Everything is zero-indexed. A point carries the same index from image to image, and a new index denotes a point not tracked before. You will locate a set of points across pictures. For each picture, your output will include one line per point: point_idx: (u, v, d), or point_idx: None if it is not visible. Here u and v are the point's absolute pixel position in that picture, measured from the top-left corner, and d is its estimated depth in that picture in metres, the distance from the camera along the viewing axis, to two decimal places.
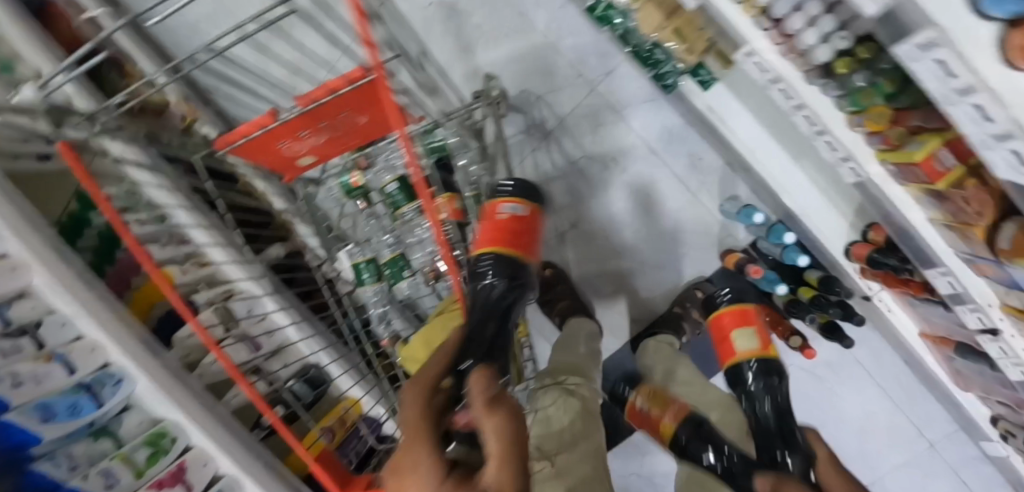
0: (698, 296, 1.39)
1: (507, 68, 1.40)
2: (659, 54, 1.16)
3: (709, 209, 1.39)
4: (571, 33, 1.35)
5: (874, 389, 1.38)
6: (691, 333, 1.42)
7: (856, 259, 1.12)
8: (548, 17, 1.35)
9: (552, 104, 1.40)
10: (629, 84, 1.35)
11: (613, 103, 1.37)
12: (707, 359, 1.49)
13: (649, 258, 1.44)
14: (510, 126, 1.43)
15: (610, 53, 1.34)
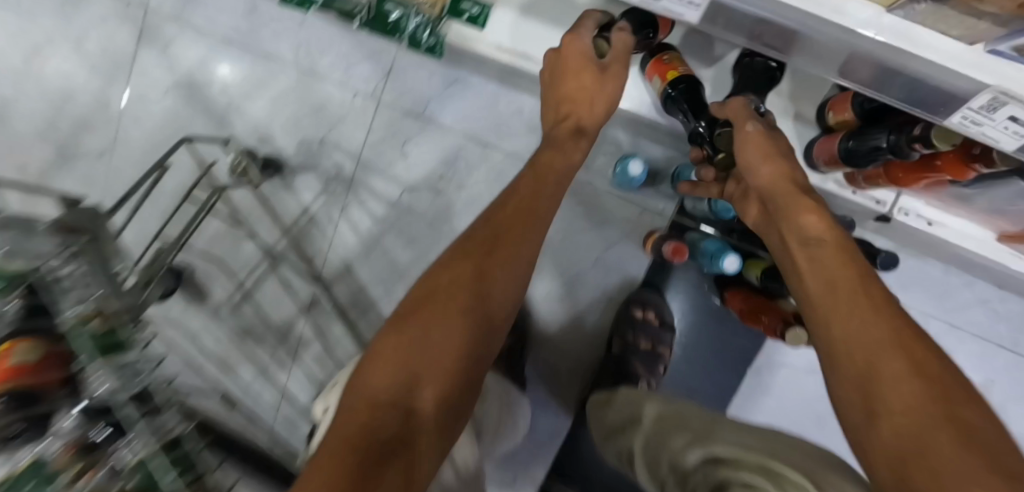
0: (638, 315, 0.90)
1: (277, 124, 1.04)
2: (392, 12, 0.76)
3: (596, 190, 0.94)
4: (328, 49, 0.99)
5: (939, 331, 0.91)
6: (650, 374, 0.88)
7: (826, 164, 0.64)
8: (293, 43, 1.01)
9: (345, 143, 1.01)
10: (415, 74, 0.97)
11: (414, 108, 0.98)
12: (704, 395, 0.97)
13: (553, 287, 0.97)
14: (306, 193, 1.05)
15: (380, 48, 0.97)
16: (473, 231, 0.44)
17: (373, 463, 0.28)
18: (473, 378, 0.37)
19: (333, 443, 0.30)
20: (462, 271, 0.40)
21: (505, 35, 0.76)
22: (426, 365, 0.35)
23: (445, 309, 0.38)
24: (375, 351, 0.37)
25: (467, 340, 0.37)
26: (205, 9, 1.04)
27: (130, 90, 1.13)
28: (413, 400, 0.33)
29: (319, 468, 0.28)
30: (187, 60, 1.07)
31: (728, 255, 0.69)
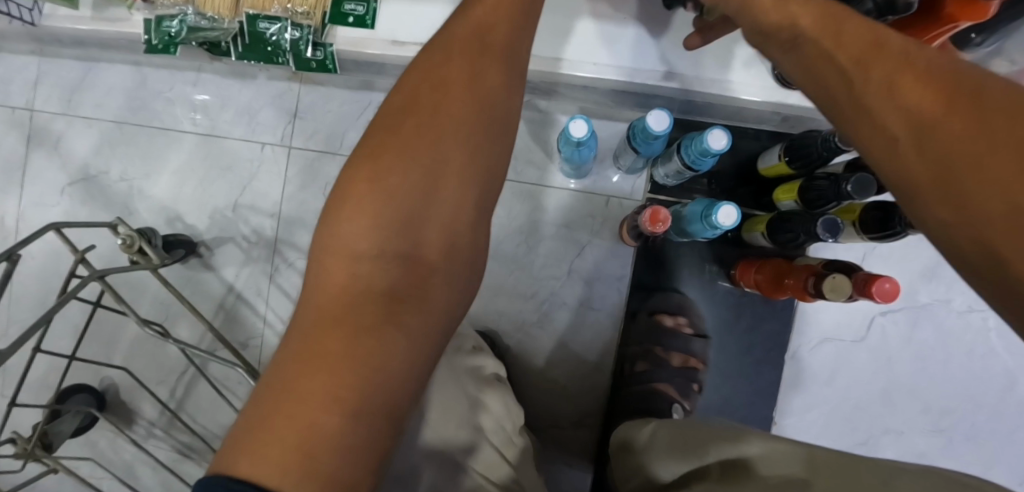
0: (667, 323, 0.75)
1: (184, 199, 0.91)
2: (266, 30, 0.67)
3: (553, 185, 0.80)
4: (228, 105, 0.90)
5: None
6: (684, 397, 0.73)
7: None
8: (189, 108, 0.91)
9: (263, 202, 0.88)
10: (327, 107, 0.86)
11: (331, 144, 0.86)
12: (742, 399, 0.78)
13: (533, 310, 0.80)
14: (227, 268, 0.89)
15: (284, 91, 0.88)
16: (412, 84, 0.45)
17: (366, 325, 0.36)
18: (450, 222, 0.43)
19: (328, 310, 0.37)
20: (406, 128, 0.43)
21: (403, 28, 0.66)
22: (394, 221, 0.41)
23: (401, 168, 0.41)
24: (336, 217, 0.41)
25: (431, 197, 0.42)
26: (93, 95, 0.94)
27: (23, 199, 0.96)
28: (393, 255, 0.40)
29: (321, 336, 0.36)
30: (78, 154, 0.95)
31: (722, 204, 0.53)
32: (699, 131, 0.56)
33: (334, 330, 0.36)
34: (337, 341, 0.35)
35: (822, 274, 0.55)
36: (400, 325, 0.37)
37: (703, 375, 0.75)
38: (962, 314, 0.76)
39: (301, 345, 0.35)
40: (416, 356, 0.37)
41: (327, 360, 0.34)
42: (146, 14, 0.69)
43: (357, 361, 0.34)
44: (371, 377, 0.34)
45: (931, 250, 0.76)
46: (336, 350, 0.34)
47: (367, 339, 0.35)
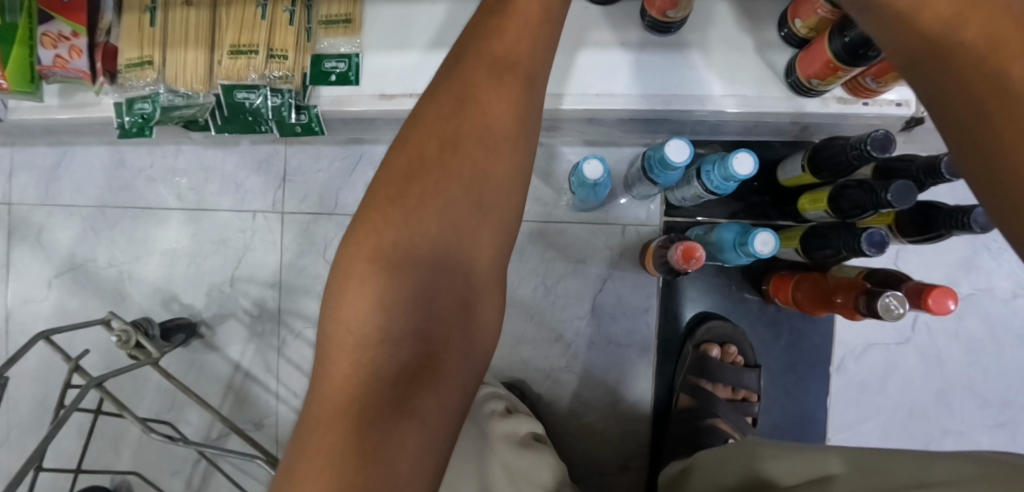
0: (716, 354, 0.70)
1: (178, 278, 0.86)
2: (244, 100, 0.64)
3: (563, 220, 0.76)
4: (214, 175, 0.85)
5: None
6: (739, 431, 0.69)
7: (821, 81, 0.51)
8: (173, 183, 0.87)
9: (261, 272, 0.84)
10: (316, 166, 0.82)
11: (325, 204, 0.82)
12: (789, 419, 0.74)
13: (559, 354, 0.76)
14: (231, 346, 0.84)
15: (269, 154, 0.84)
16: (420, 126, 0.40)
17: (377, 419, 0.32)
18: (465, 284, 0.39)
19: (336, 402, 0.34)
20: (413, 181, 0.38)
21: (388, 80, 0.63)
22: (403, 298, 0.37)
23: (411, 233, 0.38)
24: (342, 293, 0.37)
25: (444, 262, 0.38)
26: (71, 182, 0.90)
27: (10, 297, 0.91)
28: (401, 333, 0.36)
29: (328, 432, 0.32)
30: (62, 243, 0.90)
31: (759, 231, 0.49)
32: (719, 155, 0.52)
33: (345, 426, 0.32)
34: (345, 435, 0.32)
35: (873, 292, 0.49)
36: (416, 414, 0.33)
37: (756, 407, 0.71)
38: (1008, 300, 0.72)
39: (307, 446, 0.32)
40: (434, 448, 0.32)
41: (335, 463, 0.30)
42: (115, 97, 0.66)
43: (369, 461, 0.30)
44: (383, 485, 0.29)
45: (966, 238, 0.72)
46: (346, 449, 0.31)
47: (375, 433, 0.31)
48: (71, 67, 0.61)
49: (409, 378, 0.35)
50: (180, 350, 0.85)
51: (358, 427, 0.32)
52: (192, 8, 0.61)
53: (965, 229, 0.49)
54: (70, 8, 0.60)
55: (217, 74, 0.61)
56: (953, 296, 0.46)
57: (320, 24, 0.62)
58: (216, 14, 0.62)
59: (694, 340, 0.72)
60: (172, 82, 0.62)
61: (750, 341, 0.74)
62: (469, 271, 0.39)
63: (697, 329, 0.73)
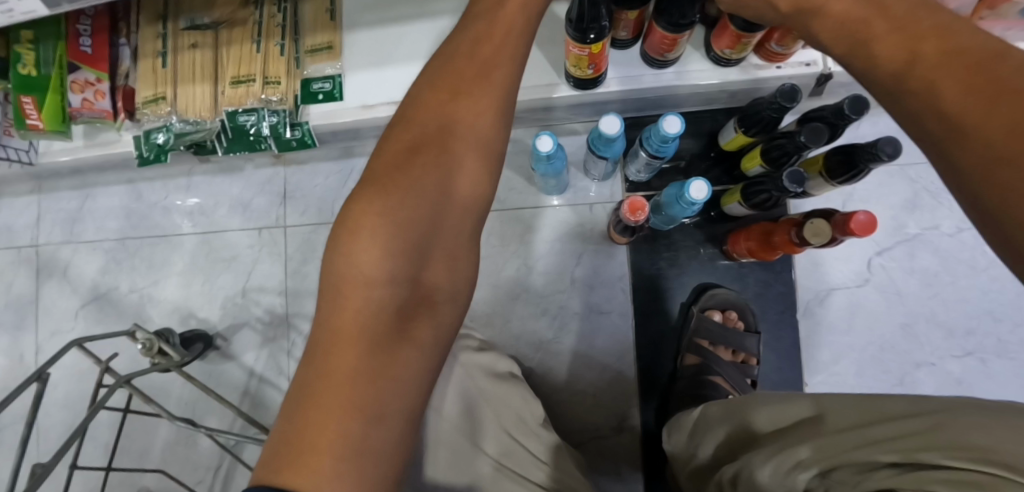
0: (719, 319, 0.75)
1: (194, 296, 0.94)
2: (246, 122, 0.74)
3: (537, 205, 0.83)
4: (221, 199, 0.94)
5: None
6: (739, 389, 0.73)
7: (733, 53, 0.60)
8: (186, 211, 0.96)
9: (269, 281, 0.91)
10: (313, 180, 0.91)
11: (324, 215, 0.91)
12: (768, 367, 0.78)
13: (546, 328, 0.82)
14: (246, 353, 0.90)
15: (270, 176, 0.93)
16: (423, 105, 0.41)
17: (385, 348, 0.34)
18: (459, 236, 0.41)
19: (340, 334, 0.34)
20: (423, 145, 0.40)
21: (369, 92, 0.72)
22: (408, 246, 0.37)
23: (420, 185, 0.39)
24: (348, 239, 0.36)
25: (443, 213, 0.39)
26: (93, 220, 0.99)
27: (40, 331, 0.99)
28: (405, 277, 0.36)
29: (338, 358, 0.32)
30: (87, 276, 0.98)
31: (693, 181, 0.57)
32: (654, 123, 0.60)
33: (354, 353, 0.33)
34: (356, 360, 0.33)
35: (802, 224, 0.58)
36: (415, 345, 0.35)
37: (756, 369, 0.75)
38: (953, 235, 0.78)
39: (315, 371, 0.32)
40: (428, 376, 0.36)
41: (348, 382, 0.32)
42: (134, 131, 0.77)
43: (379, 379, 0.32)
44: (389, 398, 0.32)
45: (905, 182, 0.79)
46: (359, 370, 0.32)
47: (384, 358, 0.33)
48: (98, 108, 0.72)
49: (411, 318, 0.36)
50: (199, 363, 0.91)
51: (367, 355, 0.33)
52: (197, 48, 0.71)
53: (877, 159, 0.57)
54: (92, 58, 0.70)
55: (220, 101, 0.71)
56: (871, 216, 0.52)
57: (307, 51, 0.72)
58: (218, 52, 0.72)
59: (700, 306, 0.77)
60: (181, 112, 0.72)
61: (750, 307, 0.78)
62: (461, 227, 0.41)
63: (700, 297, 0.78)
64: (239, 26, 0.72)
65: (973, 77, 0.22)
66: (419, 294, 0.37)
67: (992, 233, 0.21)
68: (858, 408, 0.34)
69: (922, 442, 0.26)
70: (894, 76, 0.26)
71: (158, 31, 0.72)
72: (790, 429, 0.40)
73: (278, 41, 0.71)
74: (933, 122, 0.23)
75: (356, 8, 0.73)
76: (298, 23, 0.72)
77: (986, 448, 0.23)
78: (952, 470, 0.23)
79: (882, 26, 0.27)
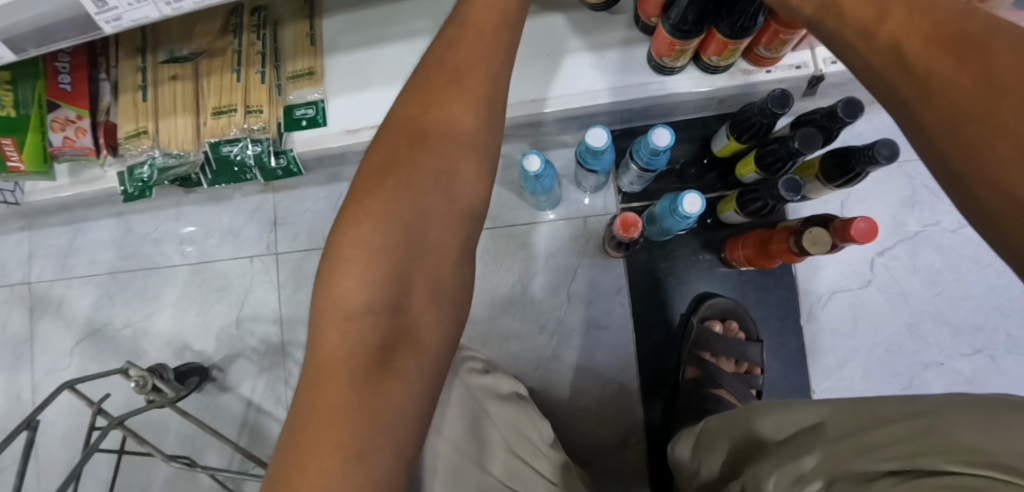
0: (719, 329, 0.73)
1: (189, 328, 0.92)
2: (229, 152, 0.72)
3: (530, 220, 0.82)
4: (212, 229, 0.93)
5: None
6: (744, 401, 0.71)
7: (722, 62, 0.60)
8: (177, 242, 0.94)
9: (263, 310, 0.90)
10: (302, 205, 0.90)
11: (315, 240, 0.89)
12: (773, 374, 0.77)
13: (544, 345, 0.80)
14: (243, 382, 0.89)
15: (259, 203, 0.91)
16: (396, 132, 0.40)
17: (369, 380, 0.31)
18: (445, 254, 0.37)
19: (325, 366, 0.32)
20: (399, 162, 0.38)
21: (352, 116, 0.71)
22: (388, 273, 0.35)
23: (398, 205, 0.36)
24: (329, 272, 0.35)
25: (425, 234, 0.37)
26: (85, 254, 0.98)
27: (36, 369, 0.97)
28: (387, 302, 0.34)
29: (320, 393, 0.31)
30: (81, 312, 0.97)
31: (686, 194, 0.56)
32: (643, 135, 0.59)
33: (334, 388, 0.31)
34: (340, 392, 0.31)
35: (801, 232, 0.57)
36: (401, 371, 0.32)
37: (761, 378, 0.73)
38: (955, 231, 0.76)
39: (302, 407, 0.31)
40: (416, 405, 0.32)
41: (329, 417, 0.30)
42: (118, 167, 0.76)
43: (359, 411, 0.30)
44: (369, 431, 0.30)
45: (903, 179, 0.78)
46: (339, 405, 0.30)
47: (365, 389, 0.31)
48: (79, 145, 0.71)
49: (397, 345, 0.33)
50: (195, 396, 0.90)
51: (349, 388, 0.31)
52: (177, 80, 0.71)
53: (875, 162, 0.55)
54: (72, 95, 0.70)
55: (202, 133, 0.70)
56: (870, 220, 0.50)
57: (288, 77, 0.71)
58: (198, 83, 0.71)
59: (697, 316, 0.75)
60: (164, 145, 0.71)
61: (750, 315, 0.77)
62: (448, 244, 0.38)
63: (700, 306, 0.76)
64: (219, 55, 0.71)
65: (988, 78, 0.20)
66: (405, 320, 0.34)
67: (981, 220, 0.19)
68: (844, 413, 0.33)
69: (919, 447, 0.24)
70: (904, 72, 0.23)
71: (137, 64, 0.71)
72: (789, 440, 0.37)
73: (259, 69, 0.70)
74: (943, 130, 0.21)
75: (336, 30, 0.72)
76: (278, 49, 0.72)
77: (987, 450, 0.21)
78: (958, 477, 0.21)
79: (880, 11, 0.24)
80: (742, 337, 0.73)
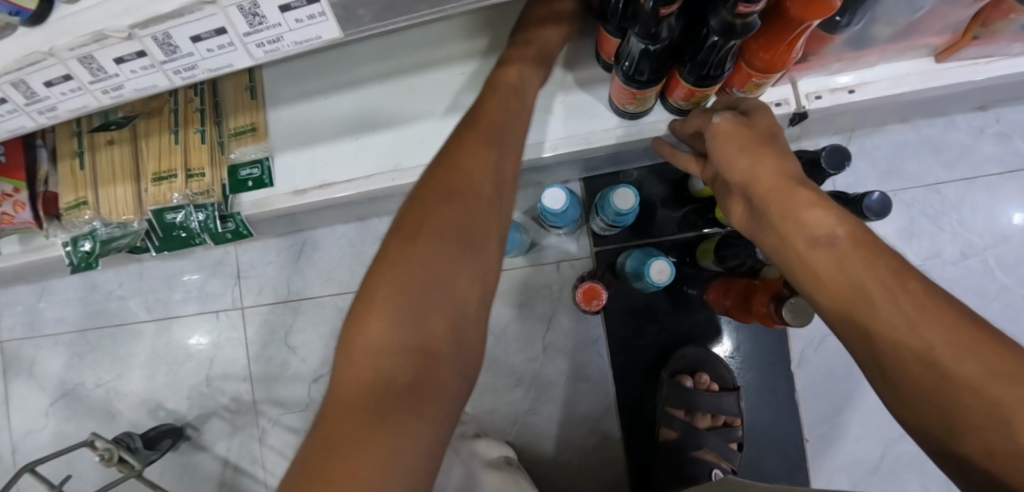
0: (688, 384, 0.69)
1: (161, 386, 0.90)
2: (173, 219, 0.69)
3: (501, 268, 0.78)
4: (176, 284, 0.90)
5: (958, 198, 0.71)
6: (726, 459, 0.68)
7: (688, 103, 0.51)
8: (142, 298, 0.92)
9: (232, 366, 0.87)
10: (264, 258, 0.86)
11: (280, 293, 0.86)
12: (763, 423, 0.72)
13: (522, 399, 0.76)
14: (217, 441, 0.87)
15: (221, 257, 0.88)
16: (438, 169, 0.39)
17: (392, 413, 0.27)
18: (470, 293, 0.35)
19: (346, 400, 0.29)
20: (439, 200, 0.36)
21: (298, 174, 0.66)
22: (420, 305, 0.32)
23: (441, 242, 0.34)
24: (361, 304, 0.33)
25: (455, 269, 0.34)
26: (52, 313, 0.96)
27: (12, 430, 0.96)
28: (416, 334, 0.31)
29: (342, 426, 0.27)
30: (53, 373, 0.95)
31: (654, 262, 0.53)
32: (604, 194, 0.56)
33: (360, 420, 0.27)
34: (360, 423, 0.27)
35: (781, 298, 0.52)
36: (423, 409, 0.29)
37: (740, 430, 0.69)
38: (957, 262, 0.71)
39: (318, 440, 0.27)
40: (436, 448, 0.28)
41: (353, 447, 0.25)
42: (63, 237, 0.72)
43: (378, 444, 0.26)
44: (388, 466, 0.25)
45: (901, 209, 0.72)
46: (366, 435, 0.26)
47: (387, 421, 0.27)
48: (18, 221, 0.67)
49: (422, 381, 0.30)
50: (170, 457, 0.88)
51: (374, 422, 0.27)
52: (113, 145, 0.66)
53: (863, 219, 0.49)
54: (7, 167, 0.63)
55: (138, 202, 0.66)
56: None
57: (230, 135, 0.66)
58: (137, 146, 0.67)
59: (669, 368, 0.71)
60: (104, 216, 0.67)
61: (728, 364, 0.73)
62: (474, 286, 0.35)
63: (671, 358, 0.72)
64: (156, 116, 0.67)
65: (1015, 390, 0.24)
66: (428, 358, 0.31)
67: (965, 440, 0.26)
68: None
69: None
70: (910, 354, 0.28)
71: (72, 129, 0.67)
72: None
73: (197, 130, 0.66)
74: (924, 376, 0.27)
75: (277, 79, 0.66)
76: (217, 104, 0.67)
77: None
78: None
79: (886, 296, 0.30)
80: (718, 391, 0.69)
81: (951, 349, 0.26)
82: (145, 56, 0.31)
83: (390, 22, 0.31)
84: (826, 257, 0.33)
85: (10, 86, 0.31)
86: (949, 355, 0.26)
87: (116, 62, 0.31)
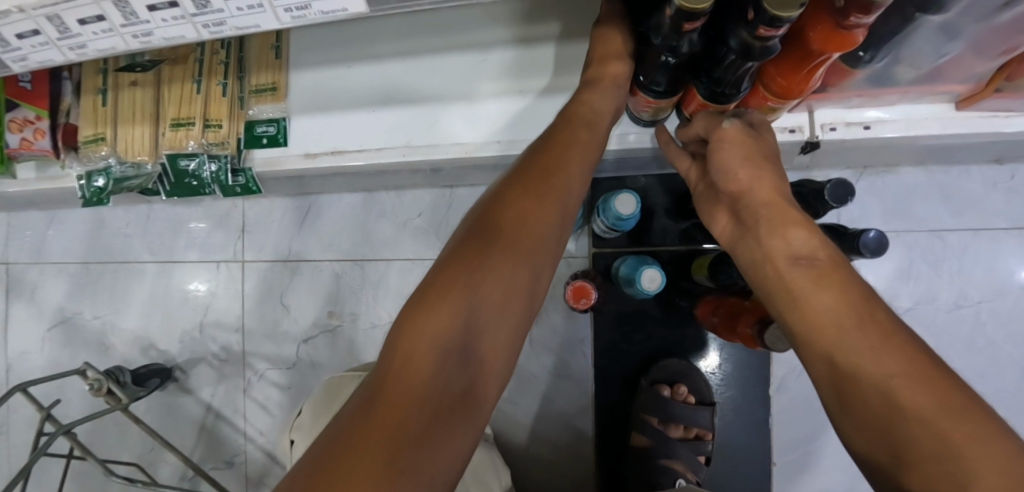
0: (666, 393, 0.70)
1: (156, 327, 0.92)
2: (186, 166, 0.70)
3: None
4: (182, 230, 0.92)
5: (960, 247, 0.71)
6: (693, 471, 0.69)
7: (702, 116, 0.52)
8: (147, 240, 0.93)
9: (227, 317, 0.89)
10: (270, 217, 0.87)
11: (281, 252, 0.87)
12: (735, 441, 0.74)
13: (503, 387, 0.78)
14: (203, 387, 0.89)
15: (228, 210, 0.89)
16: (506, 195, 0.40)
17: (434, 422, 0.29)
18: (514, 320, 0.37)
19: (391, 397, 0.30)
20: (505, 229, 0.38)
21: (312, 137, 0.67)
22: (473, 323, 0.34)
23: (500, 271, 0.36)
24: (419, 311, 0.34)
25: (508, 296, 0.36)
26: (59, 243, 0.98)
27: (9, 350, 0.99)
28: (466, 350, 0.33)
29: (384, 423, 0.28)
30: (53, 300, 0.97)
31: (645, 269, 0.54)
32: (607, 197, 0.57)
33: (403, 420, 0.29)
34: (405, 425, 0.28)
35: (767, 321, 0.53)
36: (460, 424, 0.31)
37: (711, 445, 0.70)
38: (949, 311, 0.71)
39: (357, 431, 0.28)
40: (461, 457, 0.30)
41: (393, 449, 0.27)
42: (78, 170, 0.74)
43: (417, 449, 0.28)
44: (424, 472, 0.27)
45: (901, 251, 0.72)
46: (406, 436, 0.28)
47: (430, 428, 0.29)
48: (37, 148, 0.70)
49: (465, 396, 0.32)
50: (158, 396, 0.91)
51: (419, 428, 0.29)
52: (137, 86, 0.68)
53: (857, 255, 0.49)
54: (32, 95, 0.66)
55: (155, 145, 0.68)
56: None
57: (250, 91, 0.67)
58: (159, 91, 0.68)
59: (650, 376, 0.72)
60: (119, 155, 0.69)
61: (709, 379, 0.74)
62: (518, 315, 0.37)
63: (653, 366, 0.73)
64: (181, 63, 0.67)
65: (960, 425, 0.26)
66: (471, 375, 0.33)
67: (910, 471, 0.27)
68: None
69: None
70: (876, 393, 0.29)
71: (99, 66, 0.68)
72: None
73: (219, 82, 0.67)
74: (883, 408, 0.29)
75: (302, 44, 0.67)
76: (242, 59, 0.68)
77: None
78: None
79: (855, 330, 0.32)
80: (694, 405, 0.70)
81: (913, 385, 0.28)
82: (177, 6, 0.33)
83: (412, 3, 0.31)
84: (812, 288, 0.35)
85: (47, 19, 0.32)
86: (907, 392, 0.28)
87: (148, 8, 0.32)
